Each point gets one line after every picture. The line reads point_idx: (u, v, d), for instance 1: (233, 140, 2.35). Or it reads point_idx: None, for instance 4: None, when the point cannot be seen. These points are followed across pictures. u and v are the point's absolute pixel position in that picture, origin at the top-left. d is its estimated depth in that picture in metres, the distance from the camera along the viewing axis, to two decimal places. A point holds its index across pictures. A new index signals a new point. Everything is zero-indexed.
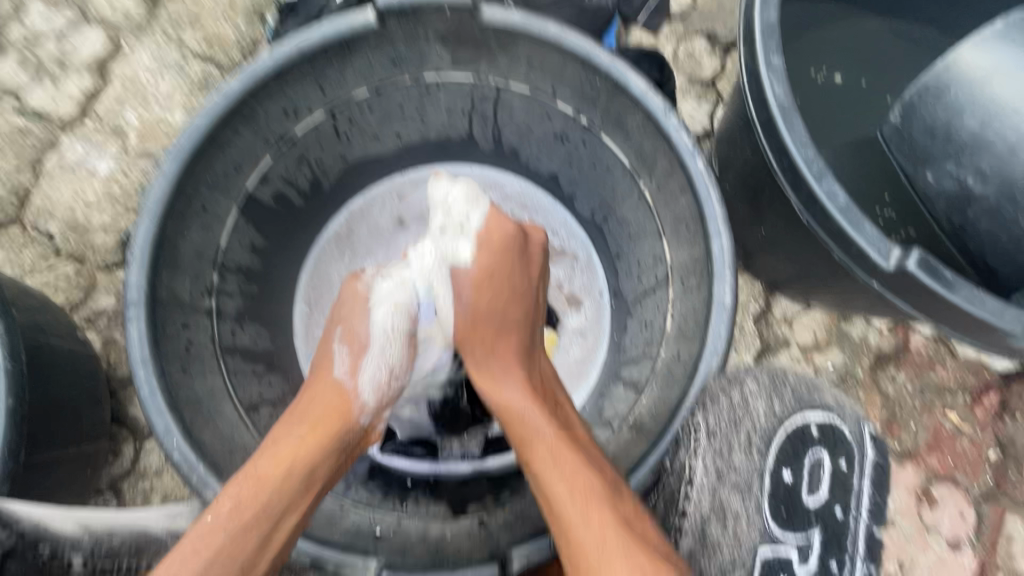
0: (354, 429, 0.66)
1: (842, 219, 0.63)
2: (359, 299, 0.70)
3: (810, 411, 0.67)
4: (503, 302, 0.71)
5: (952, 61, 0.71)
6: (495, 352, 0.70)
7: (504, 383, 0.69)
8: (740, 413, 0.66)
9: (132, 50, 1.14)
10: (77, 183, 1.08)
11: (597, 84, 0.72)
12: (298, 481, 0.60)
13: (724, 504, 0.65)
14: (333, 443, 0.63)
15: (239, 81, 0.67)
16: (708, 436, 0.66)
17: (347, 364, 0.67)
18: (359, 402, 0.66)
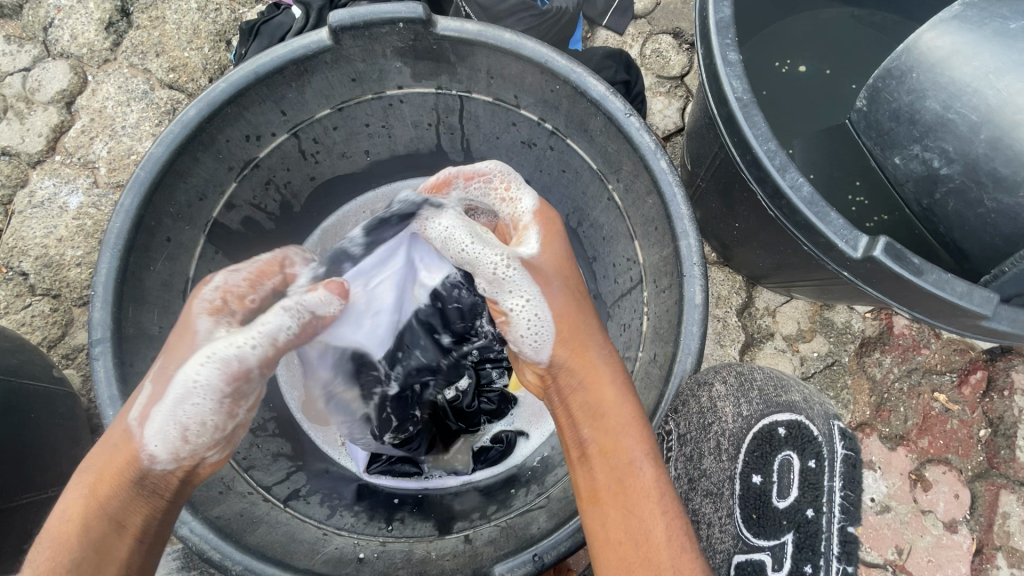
0: (150, 474, 0.53)
1: (807, 211, 0.62)
2: (186, 333, 0.54)
3: (777, 410, 0.63)
4: (574, 290, 0.63)
5: (913, 44, 0.71)
6: (590, 334, 0.61)
7: (610, 388, 0.59)
8: (707, 415, 0.67)
9: (98, 82, 1.14)
10: (49, 219, 1.07)
11: (556, 89, 0.71)
12: (103, 534, 0.51)
13: (696, 510, 0.67)
14: (122, 489, 0.52)
15: (195, 107, 0.66)
16: (679, 443, 0.69)
17: (140, 410, 0.53)
18: (148, 450, 0.53)
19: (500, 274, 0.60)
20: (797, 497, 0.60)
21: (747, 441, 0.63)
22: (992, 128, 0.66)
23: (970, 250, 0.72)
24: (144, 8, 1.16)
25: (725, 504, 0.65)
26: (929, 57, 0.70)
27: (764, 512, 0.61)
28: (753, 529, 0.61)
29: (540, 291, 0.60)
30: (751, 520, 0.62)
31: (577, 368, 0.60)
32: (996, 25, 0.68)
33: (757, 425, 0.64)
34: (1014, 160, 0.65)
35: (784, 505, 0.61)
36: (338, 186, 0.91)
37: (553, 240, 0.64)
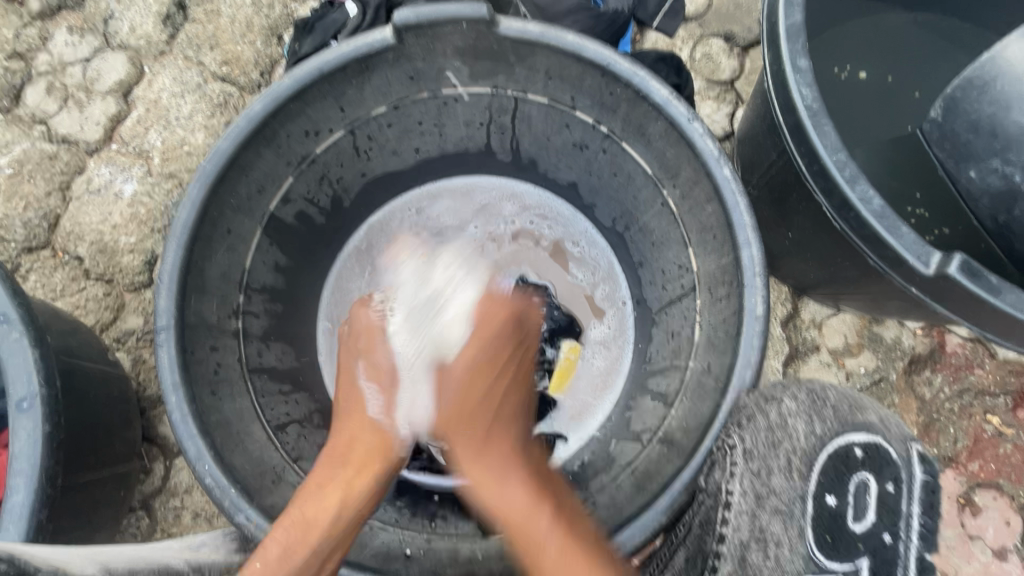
0: (396, 463, 0.67)
1: (878, 225, 0.60)
2: (375, 329, 0.72)
3: (855, 429, 0.59)
4: (490, 371, 0.70)
5: (998, 54, 0.69)
6: (475, 418, 0.67)
7: (484, 466, 0.64)
8: (777, 431, 0.59)
9: (154, 74, 1.17)
10: (105, 206, 1.11)
11: (617, 92, 0.70)
12: (349, 521, 0.60)
13: (763, 529, 0.58)
14: (377, 477, 0.64)
15: (261, 103, 0.67)
16: (745, 456, 0.58)
17: (381, 405, 0.68)
18: (398, 437, 0.67)
19: (416, 364, 0.70)
20: (873, 521, 0.58)
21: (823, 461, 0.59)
22: None
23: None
24: (200, 3, 1.19)
25: (796, 523, 0.59)
26: (1018, 66, 0.68)
27: (838, 533, 0.58)
28: (826, 551, 0.58)
29: (432, 391, 0.68)
30: (826, 544, 0.58)
31: (461, 458, 0.66)
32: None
33: (833, 446, 0.59)
34: None
35: (860, 528, 0.58)
36: (386, 183, 0.92)
37: (483, 325, 0.72)
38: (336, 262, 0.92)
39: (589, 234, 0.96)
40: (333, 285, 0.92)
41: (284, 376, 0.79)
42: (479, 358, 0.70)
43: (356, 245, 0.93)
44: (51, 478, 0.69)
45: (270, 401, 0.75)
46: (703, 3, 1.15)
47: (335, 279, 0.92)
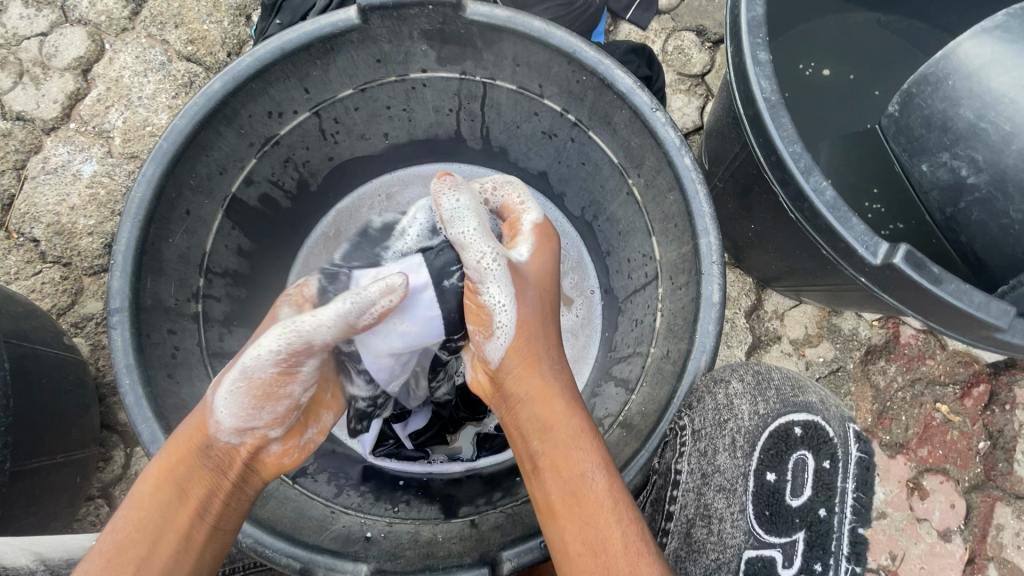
0: (217, 449, 0.57)
1: (829, 216, 0.62)
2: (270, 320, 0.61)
3: (795, 410, 0.62)
4: (547, 305, 0.66)
5: (951, 52, 0.71)
6: (541, 344, 0.63)
7: (553, 400, 0.61)
8: (722, 412, 0.63)
9: (116, 51, 1.13)
10: (62, 186, 1.07)
11: (583, 80, 0.70)
12: (168, 503, 0.55)
13: (707, 505, 0.63)
14: (190, 462, 0.57)
15: (220, 81, 0.65)
16: (694, 437, 0.64)
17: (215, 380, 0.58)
18: (214, 422, 0.56)
19: (484, 267, 0.62)
20: (809, 496, 0.60)
21: (763, 439, 0.61)
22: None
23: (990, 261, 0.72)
24: None
25: (738, 500, 0.62)
26: (968, 65, 0.69)
27: (776, 509, 0.61)
28: (765, 525, 0.60)
29: (516, 296, 0.62)
30: (764, 517, 0.60)
31: (524, 377, 0.62)
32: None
33: (773, 425, 0.62)
34: None
35: (797, 503, 0.61)
36: (355, 167, 0.91)
37: (544, 244, 0.68)
38: (303, 247, 0.91)
39: (559, 223, 0.97)
40: (299, 270, 0.91)
41: None
42: (547, 281, 0.66)
43: (324, 230, 0.93)
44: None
45: None
46: None
47: (301, 265, 0.91)
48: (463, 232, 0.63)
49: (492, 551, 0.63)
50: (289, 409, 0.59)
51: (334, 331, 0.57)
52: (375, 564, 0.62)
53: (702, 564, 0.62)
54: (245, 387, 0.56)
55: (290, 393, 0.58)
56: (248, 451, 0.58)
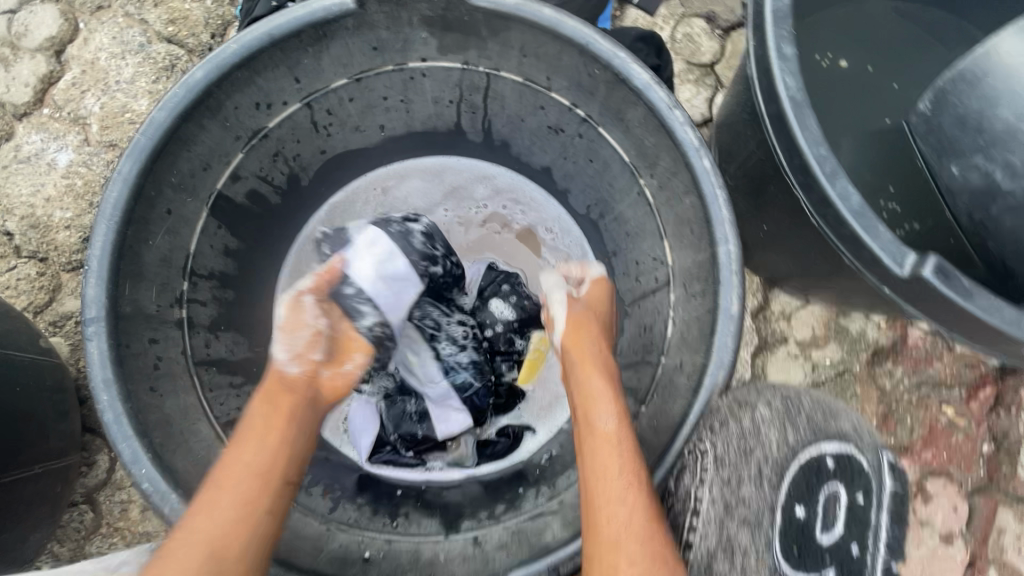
0: (297, 381, 0.65)
1: (855, 224, 0.59)
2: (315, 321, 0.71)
3: (827, 441, 0.59)
4: (603, 319, 0.73)
5: (990, 49, 0.67)
6: (593, 331, 0.70)
7: (591, 358, 0.67)
8: (750, 441, 0.59)
9: (92, 32, 1.06)
10: (36, 176, 1.01)
11: (596, 74, 0.66)
12: (266, 418, 0.60)
13: (731, 539, 0.57)
14: (281, 390, 0.64)
15: (203, 69, 0.60)
16: (717, 463, 0.59)
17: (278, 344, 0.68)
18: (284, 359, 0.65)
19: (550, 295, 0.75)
20: (840, 532, 0.58)
21: (793, 472, 0.58)
22: None
23: (1015, 269, 0.69)
24: None
25: (766, 535, 0.57)
26: (1007, 63, 0.66)
27: (805, 543, 0.58)
28: (792, 562, 0.57)
29: (562, 305, 0.73)
30: (792, 554, 0.57)
31: (570, 347, 0.69)
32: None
33: (804, 457, 0.59)
34: None
35: (828, 540, 0.58)
36: (349, 160, 0.86)
37: (602, 285, 0.76)
38: (293, 244, 0.87)
39: (562, 221, 0.93)
40: (291, 266, 0.86)
41: (236, 369, 0.74)
42: (601, 299, 0.74)
43: (316, 225, 0.88)
44: None
45: (219, 396, 0.69)
46: None
47: (292, 261, 0.86)
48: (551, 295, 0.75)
49: (497, 573, 0.60)
50: (314, 335, 0.66)
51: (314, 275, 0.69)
52: None
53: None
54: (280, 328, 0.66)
55: (309, 325, 0.66)
56: (308, 376, 0.66)
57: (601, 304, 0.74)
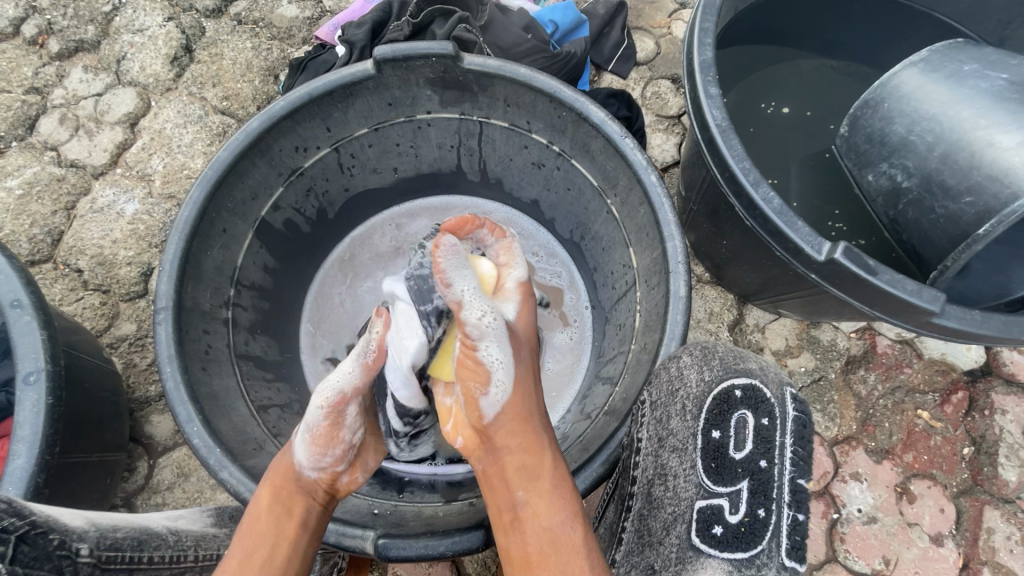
0: (310, 486, 0.66)
1: (778, 220, 0.72)
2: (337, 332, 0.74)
3: (735, 373, 0.66)
4: (530, 365, 0.71)
5: (890, 79, 0.86)
6: (534, 405, 0.69)
7: (551, 466, 0.64)
8: (675, 382, 0.67)
9: (160, 107, 1.29)
10: (107, 222, 1.20)
11: (563, 115, 0.83)
12: (276, 517, 0.63)
13: (663, 465, 0.67)
14: (286, 493, 0.65)
15: (257, 120, 0.78)
16: (652, 407, 0.67)
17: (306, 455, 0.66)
18: (299, 468, 0.66)
19: (485, 326, 0.67)
20: (751, 449, 0.64)
21: (709, 403, 0.65)
22: (944, 146, 0.79)
23: (925, 251, 0.83)
24: (206, 46, 1.34)
25: (689, 457, 0.66)
26: (900, 88, 0.85)
27: (722, 462, 0.64)
28: (712, 477, 0.64)
29: (512, 354, 0.68)
30: (710, 469, 0.64)
31: (516, 434, 0.66)
32: (953, 67, 0.82)
33: (717, 389, 0.66)
34: (958, 172, 0.77)
35: (740, 455, 0.64)
36: (367, 198, 1.02)
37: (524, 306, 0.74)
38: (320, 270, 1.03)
39: (550, 247, 1.07)
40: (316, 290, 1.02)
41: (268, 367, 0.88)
42: (529, 379, 0.69)
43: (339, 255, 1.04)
44: (49, 447, 0.73)
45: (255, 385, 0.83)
46: (652, 51, 1.31)
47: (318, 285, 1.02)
48: (463, 288, 0.69)
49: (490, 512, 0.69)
50: (347, 449, 0.69)
51: (359, 376, 0.71)
52: (382, 530, 0.66)
53: (661, 518, 0.66)
54: (309, 437, 0.67)
55: (344, 437, 0.69)
56: (327, 485, 0.68)
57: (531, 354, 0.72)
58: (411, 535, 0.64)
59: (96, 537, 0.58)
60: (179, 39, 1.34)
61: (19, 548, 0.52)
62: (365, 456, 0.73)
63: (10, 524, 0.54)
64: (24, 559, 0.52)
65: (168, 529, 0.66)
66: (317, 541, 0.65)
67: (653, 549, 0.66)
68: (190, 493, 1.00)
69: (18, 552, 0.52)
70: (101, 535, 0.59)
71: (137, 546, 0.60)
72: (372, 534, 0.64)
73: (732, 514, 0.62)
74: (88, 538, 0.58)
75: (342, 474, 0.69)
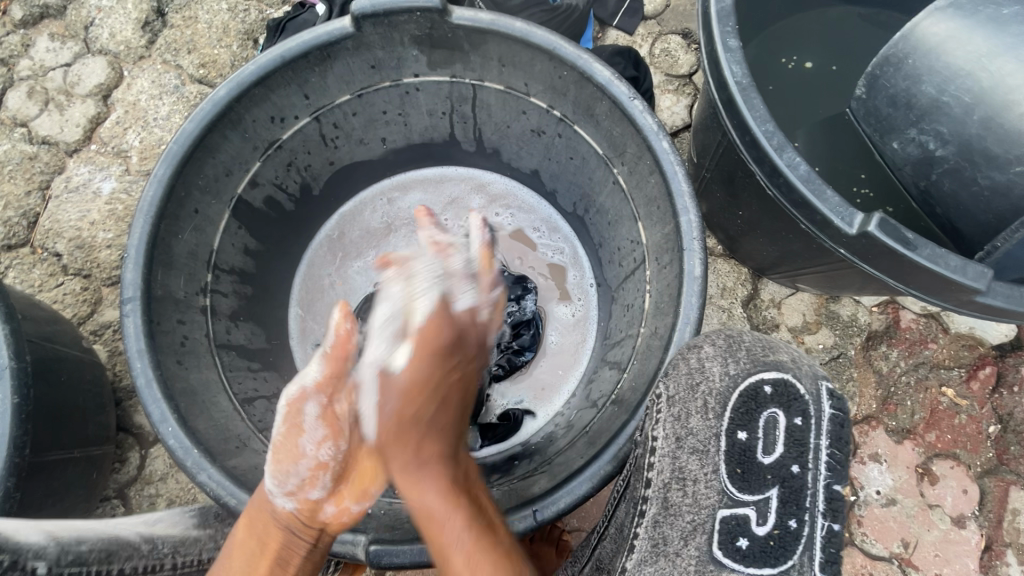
0: (280, 517, 0.63)
1: (804, 189, 0.65)
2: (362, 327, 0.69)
3: (765, 368, 0.61)
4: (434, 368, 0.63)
5: (912, 30, 0.76)
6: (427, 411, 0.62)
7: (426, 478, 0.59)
8: (695, 374, 0.60)
9: (133, 77, 1.21)
10: (84, 203, 1.13)
11: (565, 75, 0.74)
12: (250, 548, 0.62)
13: (682, 468, 0.59)
14: (251, 527, 0.62)
15: (225, 87, 0.70)
16: (668, 402, 0.59)
17: (276, 485, 0.64)
18: (273, 500, 0.63)
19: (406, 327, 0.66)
20: (782, 453, 0.59)
21: (735, 401, 0.60)
22: (985, 108, 0.70)
23: (963, 227, 0.76)
24: (179, 9, 1.24)
25: (711, 461, 0.60)
26: (927, 42, 0.75)
27: (749, 466, 0.59)
28: (737, 483, 0.59)
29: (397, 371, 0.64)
30: (736, 475, 0.59)
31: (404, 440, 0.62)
32: (989, 12, 0.72)
33: (744, 385, 0.61)
34: (1004, 139, 0.69)
35: (769, 460, 0.60)
36: (354, 172, 0.95)
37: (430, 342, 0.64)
38: (307, 251, 0.96)
39: (552, 221, 1.00)
40: (304, 271, 0.96)
41: (254, 356, 0.83)
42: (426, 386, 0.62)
43: (327, 233, 0.98)
44: (19, 449, 0.69)
45: (238, 376, 0.78)
46: (661, 3, 1.20)
47: (306, 267, 0.96)
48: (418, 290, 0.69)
49: None
50: (316, 469, 0.67)
51: (321, 371, 0.68)
52: (373, 535, 0.62)
53: (679, 527, 0.59)
54: (272, 455, 0.65)
55: (307, 453, 0.66)
56: (304, 514, 0.65)
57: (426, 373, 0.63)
58: (404, 541, 0.60)
59: (57, 554, 0.54)
60: (150, 1, 1.24)
61: None
62: (355, 484, 0.67)
63: None
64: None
65: (140, 536, 0.63)
66: (296, 572, 0.63)
67: (668, 563, 0.58)
68: (182, 483, 0.97)
69: None
70: (63, 551, 0.55)
71: (106, 560, 0.56)
72: (363, 541, 0.60)
73: (758, 523, 0.58)
74: (47, 554, 0.54)
75: (323, 505, 0.66)
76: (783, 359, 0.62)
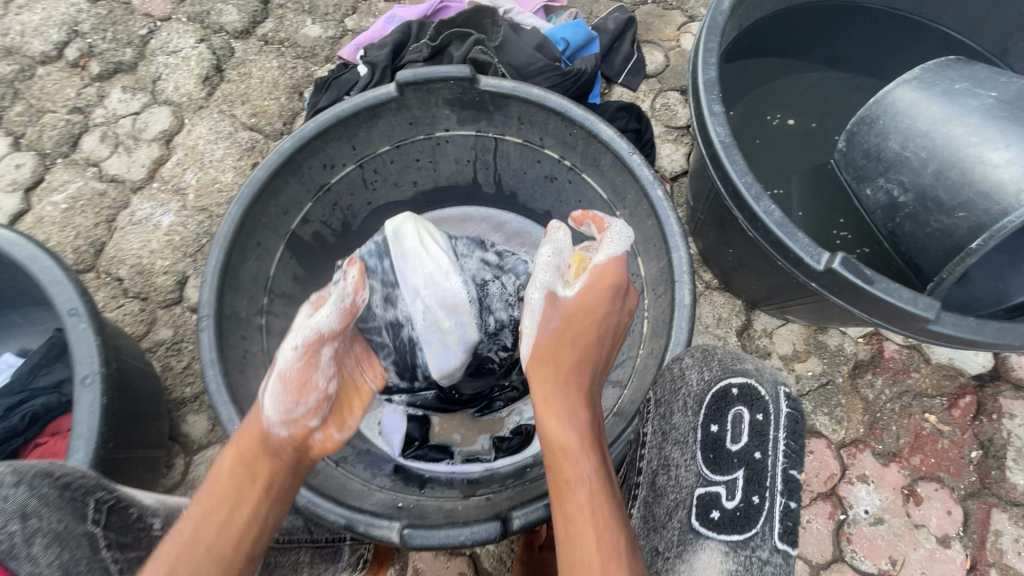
0: (277, 442, 0.69)
1: (778, 231, 0.76)
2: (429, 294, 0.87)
3: (732, 373, 0.73)
4: (580, 334, 0.73)
5: (884, 96, 0.89)
6: (566, 364, 0.71)
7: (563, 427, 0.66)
8: (677, 381, 0.73)
9: (193, 124, 1.37)
10: (145, 234, 1.28)
11: (574, 132, 0.87)
12: (242, 470, 0.66)
13: (666, 457, 0.73)
14: (254, 451, 0.67)
15: (290, 140, 0.84)
16: (655, 404, 0.73)
17: (280, 416, 0.69)
18: (270, 428, 0.69)
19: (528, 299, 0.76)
20: (746, 441, 0.71)
21: (709, 398, 0.72)
22: (937, 162, 0.82)
23: (924, 264, 0.86)
24: (235, 66, 1.41)
25: (690, 449, 0.72)
26: (895, 106, 0.87)
27: (719, 453, 0.71)
28: (710, 466, 0.71)
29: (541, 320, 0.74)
30: (709, 460, 0.71)
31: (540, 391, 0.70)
32: (944, 86, 0.85)
33: (716, 386, 0.73)
34: (953, 190, 0.80)
35: (736, 447, 0.71)
36: (388, 211, 1.08)
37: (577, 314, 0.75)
38: None
39: None
40: None
41: None
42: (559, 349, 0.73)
43: None
44: (103, 442, 0.81)
45: None
46: (661, 64, 1.35)
47: None
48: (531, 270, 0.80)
49: (503, 508, 0.73)
50: (320, 399, 0.73)
51: (335, 321, 0.73)
52: (406, 521, 0.72)
53: (664, 505, 0.71)
54: (281, 385, 0.70)
55: (317, 385, 0.73)
56: (296, 439, 0.71)
57: (569, 337, 0.73)
58: (433, 526, 0.69)
59: (164, 515, 0.75)
60: (211, 59, 1.42)
61: (111, 518, 0.70)
62: (338, 413, 0.77)
63: (102, 497, 0.70)
64: (113, 526, 0.70)
65: None
66: (287, 494, 0.69)
67: (657, 535, 0.71)
68: None
69: (109, 521, 0.70)
70: (169, 512, 0.76)
71: None
72: (397, 525, 0.70)
73: (728, 500, 0.69)
74: (159, 512, 0.75)
75: (314, 430, 0.73)
76: (748, 368, 0.75)
